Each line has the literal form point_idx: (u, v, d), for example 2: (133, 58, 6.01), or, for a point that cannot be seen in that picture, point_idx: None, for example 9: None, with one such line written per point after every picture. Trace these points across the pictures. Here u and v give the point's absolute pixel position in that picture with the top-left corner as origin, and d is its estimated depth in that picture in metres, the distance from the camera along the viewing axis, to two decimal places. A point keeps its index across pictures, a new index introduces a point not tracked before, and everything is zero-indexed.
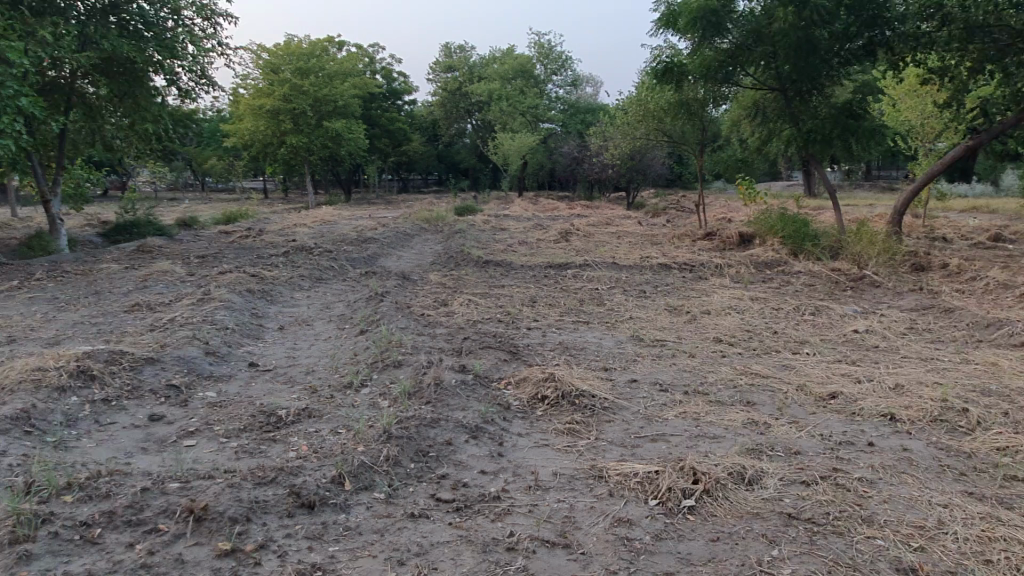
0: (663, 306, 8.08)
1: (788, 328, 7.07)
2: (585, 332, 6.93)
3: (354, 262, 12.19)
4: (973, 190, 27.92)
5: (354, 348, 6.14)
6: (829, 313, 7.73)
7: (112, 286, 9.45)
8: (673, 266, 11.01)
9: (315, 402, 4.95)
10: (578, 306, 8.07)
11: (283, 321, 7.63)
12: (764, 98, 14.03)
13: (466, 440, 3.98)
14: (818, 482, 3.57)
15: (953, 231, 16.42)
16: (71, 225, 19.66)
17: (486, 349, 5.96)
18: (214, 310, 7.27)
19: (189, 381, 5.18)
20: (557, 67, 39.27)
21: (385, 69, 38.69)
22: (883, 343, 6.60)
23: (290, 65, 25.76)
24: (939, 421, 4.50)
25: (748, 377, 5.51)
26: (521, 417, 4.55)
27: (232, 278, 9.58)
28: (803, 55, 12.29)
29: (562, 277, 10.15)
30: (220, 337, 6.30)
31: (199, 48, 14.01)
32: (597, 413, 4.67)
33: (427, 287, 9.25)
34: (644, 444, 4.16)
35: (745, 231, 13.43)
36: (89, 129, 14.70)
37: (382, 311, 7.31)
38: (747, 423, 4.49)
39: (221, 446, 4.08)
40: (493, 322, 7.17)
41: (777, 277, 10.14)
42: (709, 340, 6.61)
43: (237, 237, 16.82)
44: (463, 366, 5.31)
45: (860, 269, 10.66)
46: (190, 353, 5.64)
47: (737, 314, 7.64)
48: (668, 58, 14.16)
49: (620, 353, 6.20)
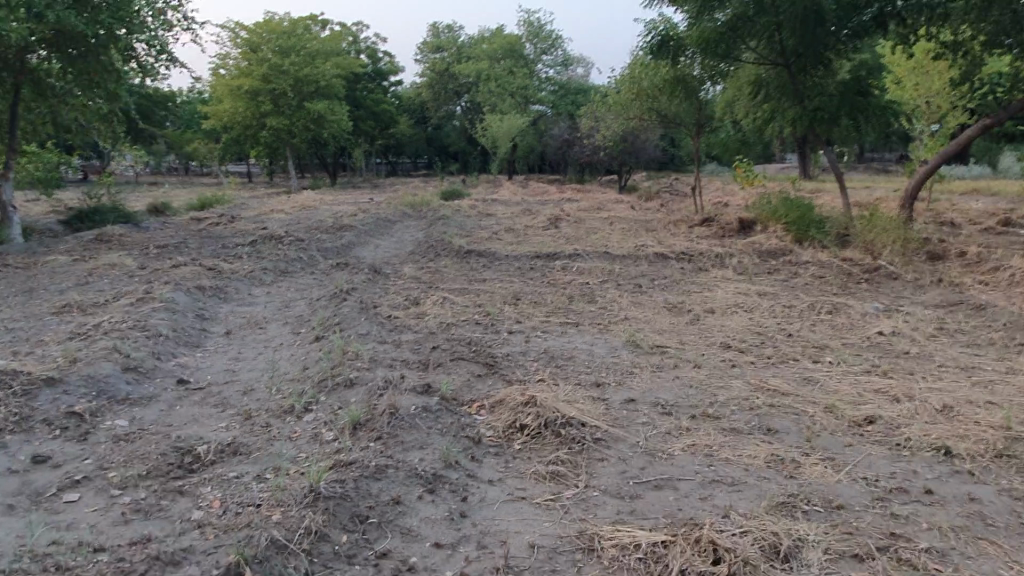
0: (661, 304, 7.21)
1: (804, 331, 6.22)
2: (574, 336, 6.07)
3: (326, 252, 11.26)
4: (972, 171, 27.16)
5: (304, 360, 5.27)
6: (848, 311, 6.89)
7: (52, 282, 8.51)
8: (671, 255, 10.15)
9: (245, 433, 4.07)
10: (566, 305, 7.20)
11: (232, 323, 6.72)
12: (767, 74, 13.09)
13: (420, 496, 3.12)
14: (876, 556, 2.75)
15: (961, 215, 15.62)
16: (37, 211, 18.65)
17: (459, 361, 5.09)
18: (149, 313, 6.36)
19: (94, 407, 4.30)
20: (547, 47, 38.00)
21: (370, 49, 37.48)
22: (914, 349, 5.78)
23: (271, 43, 24.47)
24: (1006, 458, 3.67)
25: (767, 395, 4.65)
26: (493, 457, 3.70)
27: (185, 272, 8.66)
28: (810, 27, 11.35)
29: (549, 269, 9.27)
30: (149, 347, 5.40)
31: (160, 22, 13.00)
32: (589, 449, 3.81)
33: (401, 281, 8.39)
34: (646, 493, 3.32)
35: (746, 217, 12.58)
36: (43, 108, 13.61)
37: (343, 313, 6.41)
38: (770, 461, 3.66)
39: (108, 504, 3.22)
40: (470, 325, 6.29)
41: (784, 268, 9.32)
42: (716, 347, 5.75)
43: (207, 225, 15.82)
44: (427, 387, 4.43)
45: (873, 258, 9.82)
46: (104, 370, 4.74)
47: (744, 313, 6.79)
48: (663, 32, 13.19)
49: (614, 363, 5.34)
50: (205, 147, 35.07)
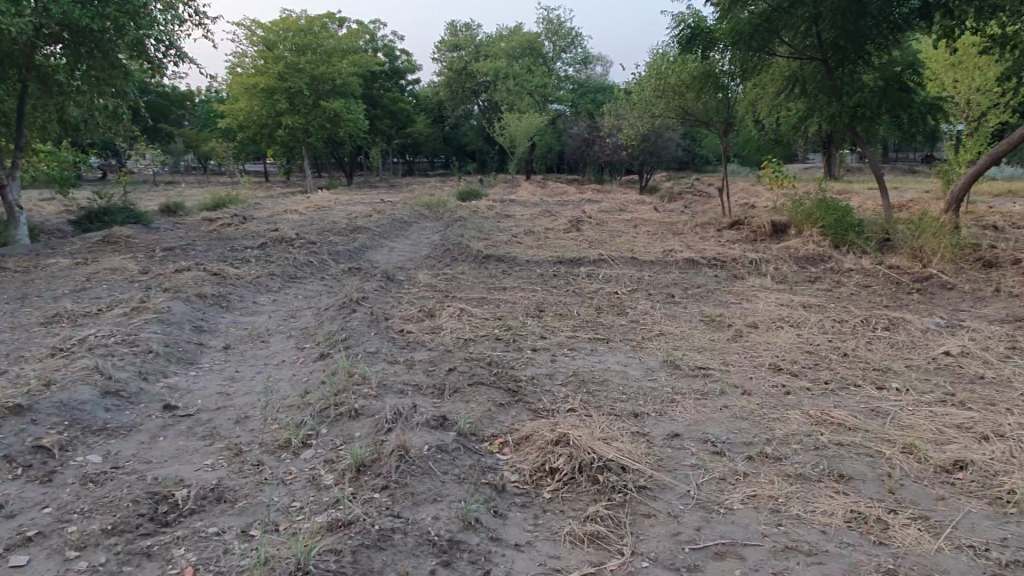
0: (698, 318, 6.60)
1: (862, 351, 5.59)
2: (605, 354, 5.49)
3: (338, 256, 10.73)
4: (1006, 172, 26.20)
5: (306, 382, 4.74)
6: (906, 327, 6.25)
7: (48, 288, 8.06)
8: (702, 261, 9.54)
9: (233, 474, 3.54)
10: (594, 317, 6.62)
11: (232, 336, 6.20)
12: (803, 69, 12.41)
13: (434, 569, 2.57)
14: None
15: (1004, 218, 14.83)
16: (50, 211, 18.39)
17: (478, 387, 4.52)
18: (142, 325, 5.86)
19: (64, 440, 3.79)
20: (567, 45, 37.28)
21: (387, 47, 37.04)
22: (990, 372, 5.13)
23: (289, 41, 24.05)
24: None
25: (831, 431, 4.05)
26: (520, 510, 3.14)
27: (187, 277, 8.18)
28: (850, 18, 10.65)
29: (573, 276, 8.71)
30: (135, 365, 4.88)
31: (170, 17, 12.52)
32: (633, 501, 3.24)
33: (415, 290, 7.84)
34: (707, 564, 2.75)
35: (779, 220, 11.91)
36: (49, 106, 13.14)
37: (351, 326, 5.86)
38: (850, 520, 3.08)
39: (60, 571, 2.70)
40: (490, 341, 5.73)
41: (826, 276, 8.67)
42: (765, 370, 5.14)
43: (218, 226, 15.38)
44: (442, 421, 3.87)
45: (922, 266, 9.14)
46: (81, 395, 4.23)
47: (792, 329, 6.16)
48: (692, 25, 12.62)
49: (652, 388, 4.75)
50: (221, 145, 34.82)
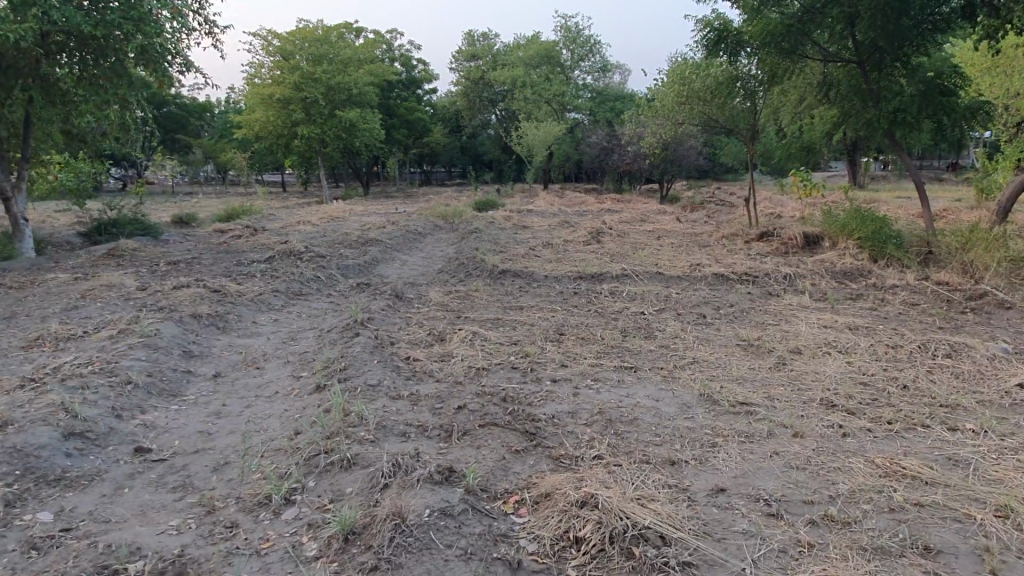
0: (734, 342, 6.01)
1: (924, 383, 4.95)
2: (634, 387, 4.90)
3: (347, 270, 10.22)
4: None
5: (296, 421, 4.20)
6: (970, 355, 5.59)
7: (39, 307, 7.60)
8: (733, 277, 8.92)
9: (202, 538, 3.01)
10: (620, 341, 6.04)
11: (223, 362, 5.68)
12: (836, 72, 11.74)
13: None
14: None
15: None
16: (61, 222, 18.06)
17: (492, 429, 3.97)
18: (124, 351, 5.36)
19: (12, 495, 3.29)
20: (585, 52, 36.73)
21: (403, 57, 36.67)
22: None
23: (305, 52, 23.74)
24: None
25: (905, 486, 3.45)
26: None
27: (185, 295, 7.71)
28: (892, 17, 9.94)
29: (595, 294, 8.13)
30: (108, 401, 4.37)
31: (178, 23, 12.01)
32: None
33: (426, 309, 7.31)
34: None
35: (811, 231, 11.24)
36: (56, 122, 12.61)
37: (352, 353, 5.34)
38: None
39: None
40: (505, 370, 5.16)
41: (869, 294, 8.01)
42: (817, 406, 4.53)
43: (228, 238, 14.94)
44: (448, 476, 3.30)
45: (974, 280, 8.44)
46: (40, 440, 3.72)
47: (840, 357, 5.53)
48: (718, 27, 12.02)
49: (690, 428, 4.17)
50: (237, 157, 34.56)
